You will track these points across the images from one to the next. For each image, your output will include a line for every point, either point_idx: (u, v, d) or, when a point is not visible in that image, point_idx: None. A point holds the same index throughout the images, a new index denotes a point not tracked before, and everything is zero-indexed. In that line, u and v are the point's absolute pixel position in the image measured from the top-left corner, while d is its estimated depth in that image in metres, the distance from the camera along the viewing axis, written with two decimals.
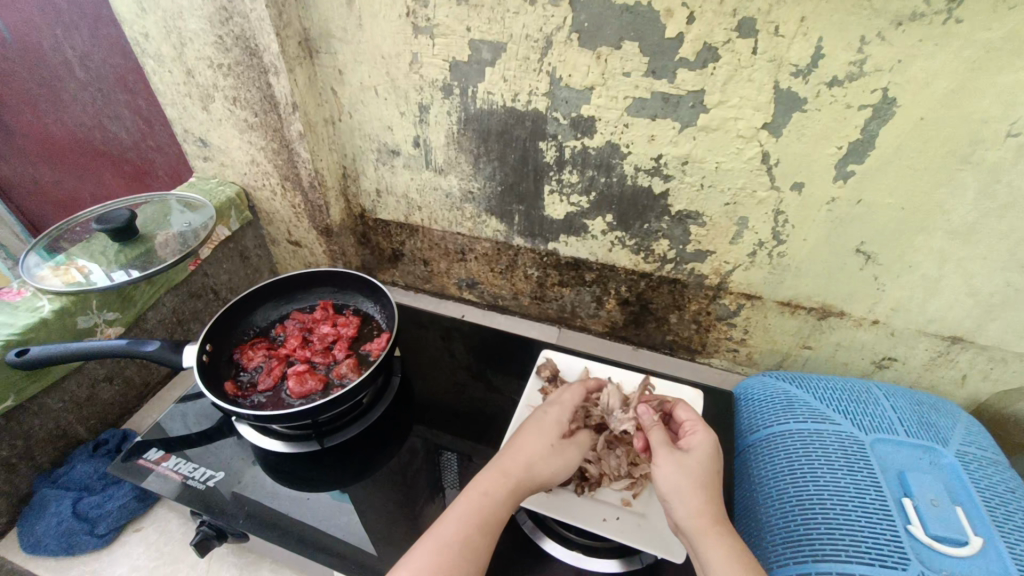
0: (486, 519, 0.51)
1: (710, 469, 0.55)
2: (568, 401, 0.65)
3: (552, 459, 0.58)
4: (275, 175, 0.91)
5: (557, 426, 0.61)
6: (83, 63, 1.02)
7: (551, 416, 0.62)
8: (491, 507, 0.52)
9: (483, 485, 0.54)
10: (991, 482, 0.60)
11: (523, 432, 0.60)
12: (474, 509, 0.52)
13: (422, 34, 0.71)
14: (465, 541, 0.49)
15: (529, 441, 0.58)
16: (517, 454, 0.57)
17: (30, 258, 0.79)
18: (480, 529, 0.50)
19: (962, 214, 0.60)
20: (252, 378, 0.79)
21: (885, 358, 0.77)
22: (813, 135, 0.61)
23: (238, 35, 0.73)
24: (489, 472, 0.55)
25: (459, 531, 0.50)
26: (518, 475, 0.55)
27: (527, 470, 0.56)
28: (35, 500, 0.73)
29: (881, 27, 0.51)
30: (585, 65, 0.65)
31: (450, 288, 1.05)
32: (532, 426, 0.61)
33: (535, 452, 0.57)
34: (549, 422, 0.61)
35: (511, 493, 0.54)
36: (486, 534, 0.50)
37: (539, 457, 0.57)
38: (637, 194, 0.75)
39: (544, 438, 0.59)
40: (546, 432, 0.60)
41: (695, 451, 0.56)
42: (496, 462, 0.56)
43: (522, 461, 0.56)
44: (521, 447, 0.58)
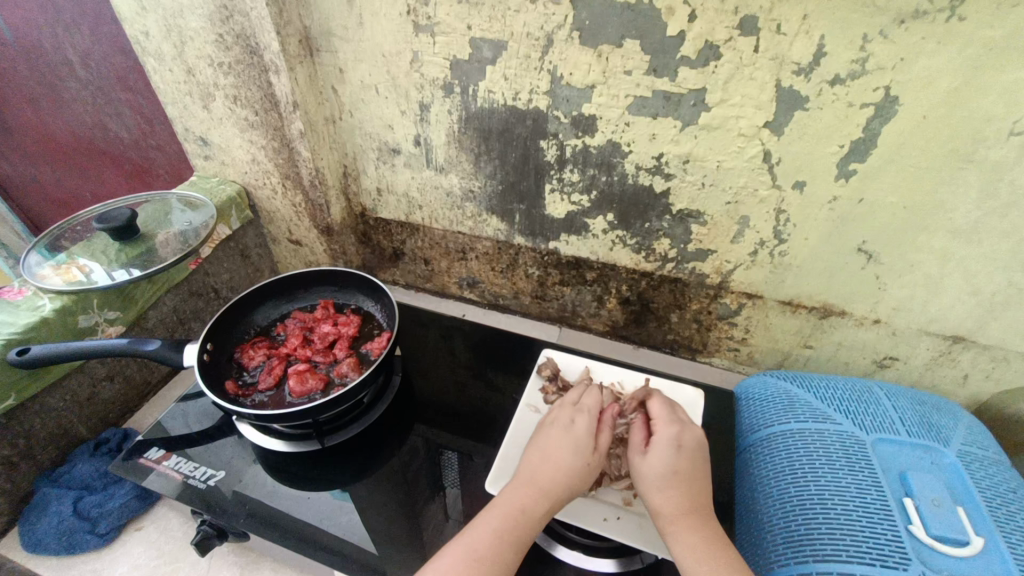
0: (520, 536, 0.51)
1: (665, 469, 0.56)
2: (592, 407, 0.63)
3: (587, 473, 0.57)
4: (275, 174, 0.91)
5: (588, 439, 0.59)
6: (84, 62, 1.02)
7: (579, 427, 0.61)
8: (526, 525, 0.52)
9: (518, 501, 0.54)
10: (993, 482, 0.60)
11: (552, 442, 0.59)
12: (508, 525, 0.52)
13: (423, 33, 0.71)
14: (497, 557, 0.49)
15: (562, 454, 0.58)
16: (552, 469, 0.56)
17: (31, 257, 0.79)
18: (511, 545, 0.51)
19: (964, 213, 0.60)
20: (253, 377, 0.79)
21: (886, 358, 0.77)
22: (815, 134, 0.61)
23: (238, 33, 0.73)
24: (524, 488, 0.55)
25: (490, 543, 0.50)
26: (553, 492, 0.55)
27: (563, 489, 0.55)
28: (36, 499, 0.73)
29: (884, 24, 0.51)
30: (586, 63, 0.65)
31: (450, 287, 1.05)
32: (564, 436, 0.60)
33: (570, 465, 0.57)
34: (580, 433, 0.60)
35: (546, 511, 0.54)
36: (518, 552, 0.51)
37: (574, 472, 0.56)
38: (638, 193, 0.75)
39: (579, 455, 0.58)
40: (583, 448, 0.58)
41: (652, 454, 0.58)
42: (531, 476, 0.56)
43: (560, 478, 0.56)
44: (552, 458, 0.57)
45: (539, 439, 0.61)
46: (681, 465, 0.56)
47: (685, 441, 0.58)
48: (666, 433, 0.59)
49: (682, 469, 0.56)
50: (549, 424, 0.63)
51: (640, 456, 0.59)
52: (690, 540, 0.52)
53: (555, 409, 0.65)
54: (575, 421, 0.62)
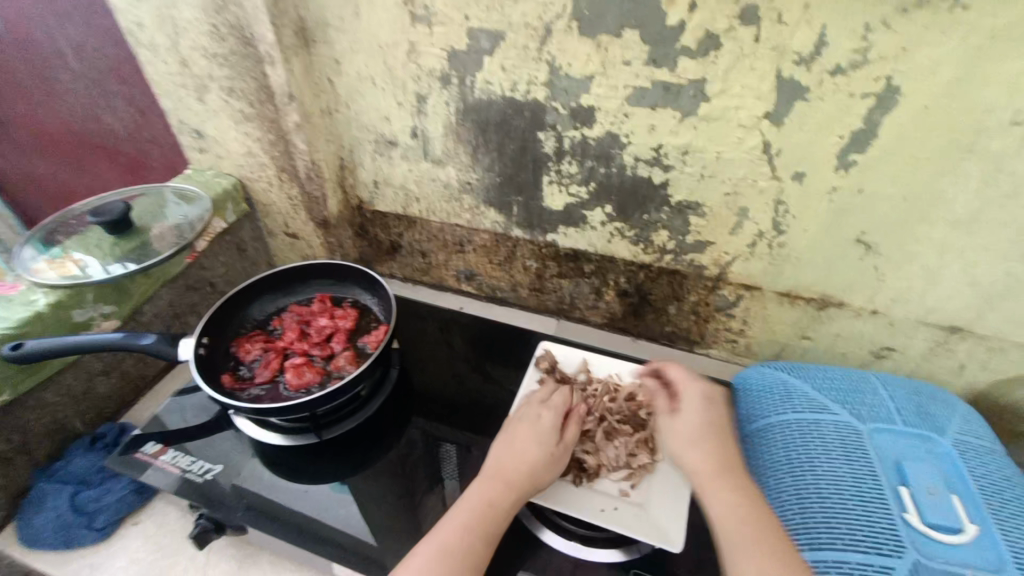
0: (488, 529, 0.54)
1: (700, 428, 0.62)
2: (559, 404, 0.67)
3: (548, 460, 0.60)
4: (271, 167, 0.90)
5: (552, 432, 0.63)
6: (75, 53, 1.00)
7: (545, 420, 0.64)
8: (493, 515, 0.55)
9: (485, 496, 0.57)
10: (988, 470, 0.61)
11: (520, 436, 0.63)
12: (476, 518, 0.55)
13: (420, 23, 0.70)
14: (467, 548, 0.52)
15: (528, 446, 0.61)
16: (518, 460, 0.60)
17: (25, 251, 0.78)
18: (481, 537, 0.54)
19: (963, 204, 0.60)
20: (250, 371, 0.79)
21: (884, 348, 0.78)
22: (814, 124, 0.60)
23: (233, 23, 0.72)
24: (491, 482, 0.58)
25: (460, 536, 0.53)
26: (519, 483, 0.58)
27: (528, 478, 0.58)
28: (33, 494, 0.73)
29: (886, 13, 0.51)
30: (585, 53, 0.65)
31: (448, 280, 1.05)
32: (530, 430, 0.63)
33: (535, 456, 0.60)
34: (545, 427, 0.64)
35: (512, 502, 0.57)
36: (487, 543, 0.54)
37: (538, 463, 0.60)
38: (637, 185, 0.75)
39: (543, 445, 0.61)
40: (547, 440, 0.62)
41: (686, 413, 0.64)
42: (498, 470, 0.59)
43: (525, 469, 0.59)
44: (517, 450, 0.61)
45: (507, 433, 0.65)
46: (712, 422, 0.63)
47: (714, 397, 0.66)
48: (696, 392, 0.66)
49: (714, 422, 0.63)
50: (518, 419, 0.66)
51: (675, 420, 0.64)
52: (732, 495, 0.55)
53: (524, 405, 0.69)
54: (539, 414, 0.65)
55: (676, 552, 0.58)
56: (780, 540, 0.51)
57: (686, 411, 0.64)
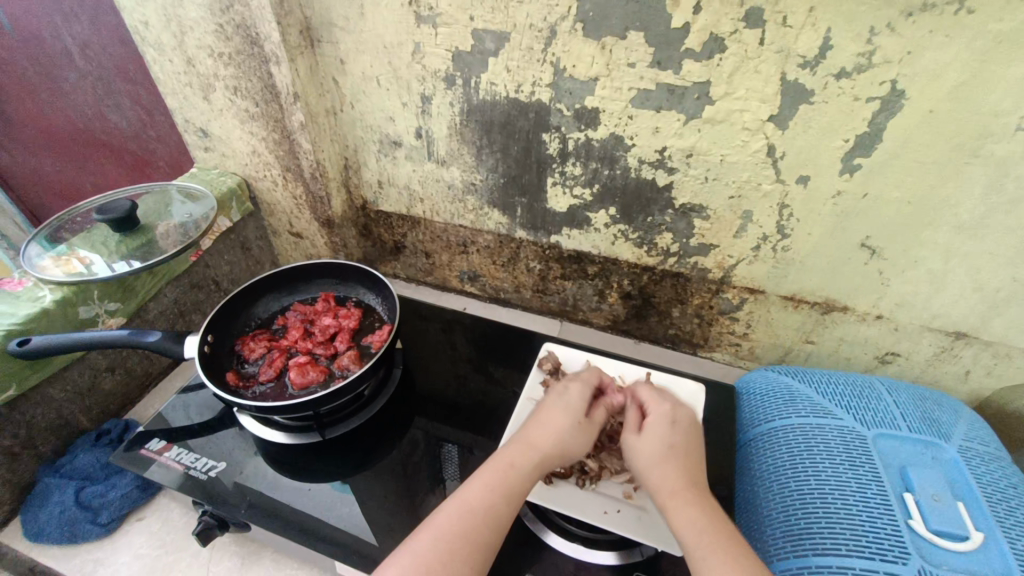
0: (512, 490, 0.53)
1: (660, 451, 0.57)
2: (588, 377, 0.67)
3: (575, 431, 0.59)
4: (276, 167, 0.91)
5: (580, 405, 0.62)
6: (83, 52, 1.01)
7: (571, 393, 0.64)
8: (517, 479, 0.54)
9: (511, 457, 0.55)
10: (994, 477, 0.60)
11: (546, 407, 0.62)
12: (501, 480, 0.53)
13: (425, 23, 0.70)
14: (490, 509, 0.51)
15: (556, 416, 0.60)
16: (546, 429, 0.59)
17: (31, 248, 0.79)
18: (503, 498, 0.52)
19: (969, 209, 0.60)
20: (254, 370, 0.79)
21: (889, 354, 0.77)
22: (820, 128, 0.60)
23: (239, 23, 0.73)
24: (517, 446, 0.57)
25: (484, 497, 0.52)
26: (546, 450, 0.57)
27: (555, 448, 0.57)
28: (38, 489, 0.73)
29: (891, 17, 0.51)
30: (590, 55, 0.65)
31: (451, 281, 1.05)
32: (558, 404, 0.62)
33: (563, 426, 0.59)
34: (573, 399, 0.63)
35: (538, 465, 0.55)
36: (510, 504, 0.52)
37: (566, 432, 0.58)
38: (641, 187, 0.75)
39: (571, 416, 0.60)
40: (575, 412, 0.61)
41: (649, 431, 0.59)
42: (525, 438, 0.58)
43: (553, 438, 0.58)
44: (545, 423, 0.59)
45: (535, 408, 0.63)
46: (677, 439, 0.58)
47: (679, 417, 0.61)
48: (661, 410, 0.61)
49: (678, 444, 0.58)
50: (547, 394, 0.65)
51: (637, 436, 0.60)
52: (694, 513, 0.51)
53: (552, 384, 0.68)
54: (565, 392, 0.64)
55: (677, 555, 0.57)
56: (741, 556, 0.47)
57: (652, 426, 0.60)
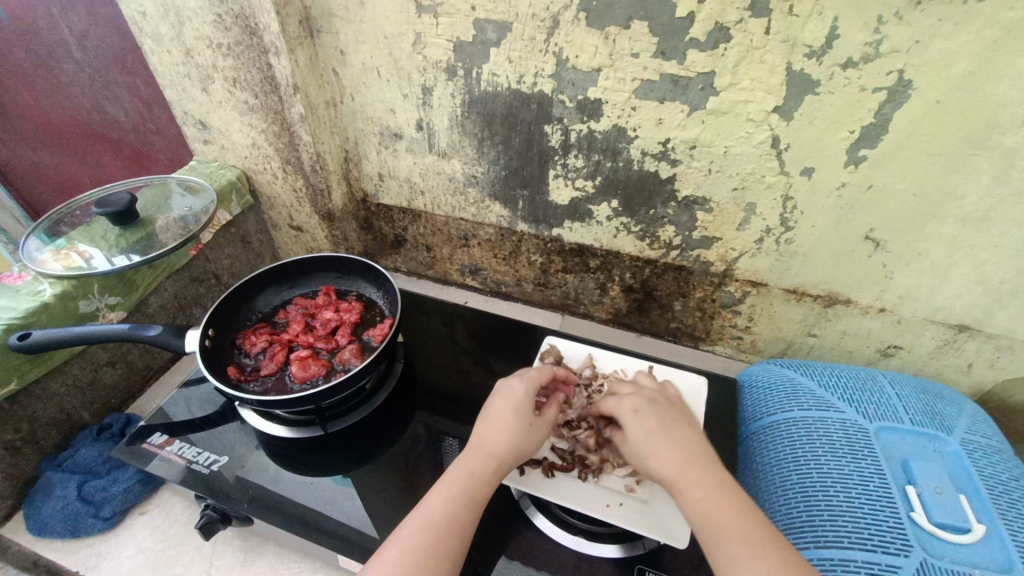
0: (473, 498, 0.53)
1: (643, 438, 0.57)
2: (534, 376, 0.65)
3: (527, 432, 0.59)
4: (276, 159, 0.90)
5: (529, 403, 0.61)
6: (80, 43, 1.00)
7: (518, 391, 0.62)
8: (477, 487, 0.54)
9: (467, 466, 0.55)
10: (996, 470, 0.60)
11: (496, 407, 0.61)
12: (461, 490, 0.53)
13: (426, 13, 0.69)
14: (451, 519, 0.51)
15: (507, 418, 0.59)
16: (497, 431, 0.58)
17: (30, 242, 0.78)
18: (465, 507, 0.52)
19: (975, 201, 0.59)
20: (256, 363, 0.79)
21: (891, 347, 0.77)
22: (825, 119, 0.60)
23: (237, 13, 0.72)
24: (474, 454, 0.57)
25: (444, 508, 0.52)
26: (503, 454, 0.57)
27: (511, 451, 0.57)
28: (40, 483, 0.73)
29: (899, 6, 0.50)
30: (593, 45, 0.64)
31: (453, 274, 1.05)
32: (506, 404, 0.61)
33: (514, 428, 0.58)
34: (520, 399, 0.61)
35: (495, 471, 0.56)
36: (472, 512, 0.52)
37: (518, 434, 0.58)
38: (644, 179, 0.74)
39: (521, 416, 0.59)
40: (524, 411, 0.60)
41: (625, 416, 0.59)
42: (479, 443, 0.57)
43: (505, 440, 0.57)
44: (497, 427, 0.59)
45: (483, 408, 0.62)
46: (650, 424, 0.58)
47: (649, 400, 0.61)
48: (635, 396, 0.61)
49: (653, 427, 0.57)
50: (494, 393, 0.64)
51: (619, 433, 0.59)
52: (704, 496, 0.51)
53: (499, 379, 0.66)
54: (509, 388, 0.63)
55: (680, 549, 0.57)
56: (759, 541, 0.47)
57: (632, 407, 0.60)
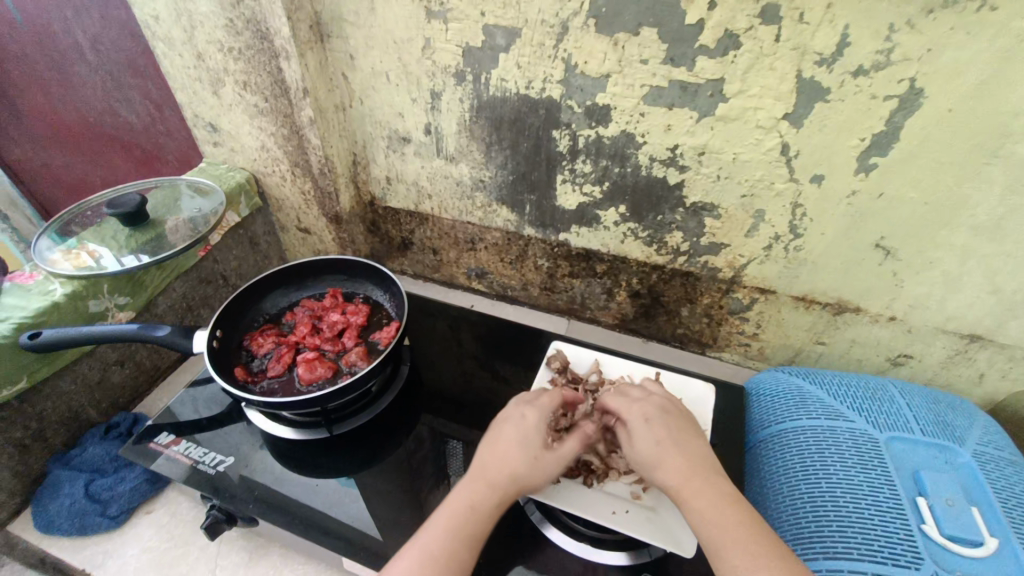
0: (473, 532, 0.52)
1: (653, 444, 0.56)
2: (546, 404, 0.63)
3: (532, 464, 0.57)
4: (285, 162, 0.91)
5: (539, 435, 0.59)
6: (93, 46, 1.01)
7: (529, 420, 0.61)
8: (476, 520, 0.53)
9: (468, 498, 0.54)
10: (1009, 483, 0.59)
11: (503, 436, 0.60)
12: (460, 522, 0.53)
13: (436, 18, 0.70)
14: (450, 553, 0.50)
15: (512, 449, 0.58)
16: (500, 462, 0.57)
17: (42, 242, 0.79)
18: (464, 542, 0.51)
19: (987, 210, 0.59)
20: (263, 364, 0.79)
21: (901, 355, 0.76)
22: (835, 126, 0.59)
23: (249, 18, 0.72)
24: (477, 484, 0.55)
25: (443, 541, 0.51)
26: (505, 486, 0.56)
27: (514, 484, 0.56)
28: (48, 481, 0.74)
29: (911, 14, 0.50)
30: (602, 51, 0.64)
31: (459, 278, 1.05)
32: (513, 433, 0.59)
33: (519, 458, 0.57)
34: (530, 429, 0.60)
35: (497, 503, 0.55)
36: (471, 546, 0.52)
37: (523, 466, 0.57)
38: (652, 185, 0.74)
39: (527, 449, 0.58)
40: (531, 443, 0.59)
41: (634, 422, 0.59)
42: (481, 472, 0.57)
43: (508, 472, 0.56)
44: (503, 458, 0.57)
45: (491, 435, 0.61)
46: (661, 433, 0.57)
47: (654, 410, 0.60)
48: (637, 409, 0.60)
49: (663, 438, 0.56)
50: (503, 420, 0.62)
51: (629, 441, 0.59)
52: (706, 502, 0.51)
53: (511, 404, 0.65)
54: (520, 416, 0.62)
55: (686, 558, 0.57)
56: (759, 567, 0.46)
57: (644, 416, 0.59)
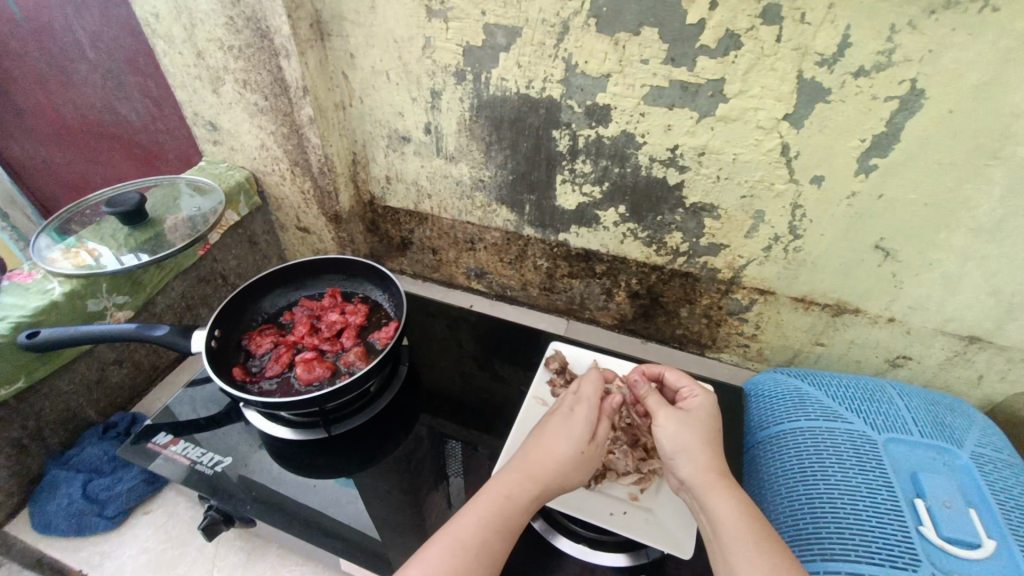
0: (507, 523, 0.50)
1: (691, 437, 0.56)
2: (593, 397, 0.63)
3: (574, 459, 0.56)
4: (284, 161, 0.90)
5: (585, 429, 0.59)
6: (93, 44, 1.01)
7: (580, 415, 0.60)
8: (512, 512, 0.51)
9: (506, 488, 0.53)
10: (1007, 484, 0.59)
11: (551, 429, 0.59)
12: (495, 514, 0.50)
13: (436, 18, 0.70)
14: (484, 545, 0.48)
15: (559, 442, 0.57)
16: (545, 455, 0.55)
17: (41, 240, 0.79)
18: (498, 533, 0.49)
19: (987, 212, 0.59)
20: (261, 364, 0.79)
21: (900, 357, 0.76)
22: (835, 127, 0.59)
23: (249, 16, 0.72)
24: (515, 475, 0.54)
25: (476, 531, 0.49)
26: (546, 480, 0.54)
27: (556, 478, 0.54)
28: (46, 481, 0.74)
29: (913, 14, 0.50)
30: (603, 51, 0.64)
31: (458, 278, 1.05)
32: (562, 428, 0.58)
33: (565, 453, 0.56)
34: (578, 424, 0.59)
35: (534, 497, 0.53)
36: (505, 539, 0.50)
37: (565, 461, 0.55)
38: (651, 185, 0.74)
39: (575, 444, 0.57)
40: (581, 437, 0.57)
41: (688, 415, 0.58)
42: (523, 463, 0.55)
43: (552, 467, 0.55)
44: (546, 452, 0.56)
45: (537, 430, 0.60)
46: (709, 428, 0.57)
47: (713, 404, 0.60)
48: (704, 398, 0.61)
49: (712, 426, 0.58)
50: (550, 414, 0.62)
51: (671, 422, 0.58)
52: (733, 501, 0.50)
53: (560, 399, 0.65)
54: (569, 411, 0.61)
55: (684, 559, 0.57)
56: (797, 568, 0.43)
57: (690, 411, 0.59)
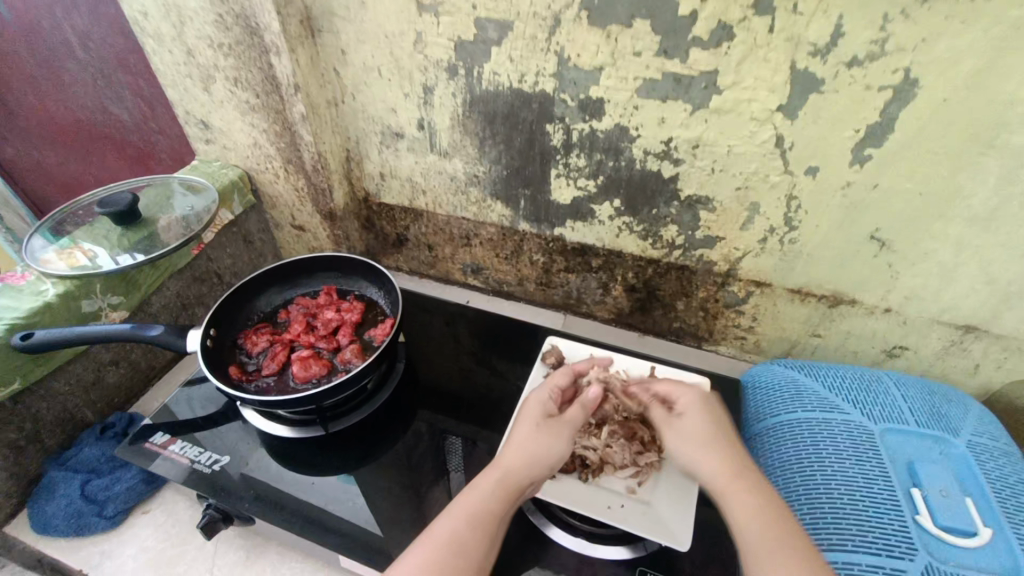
0: (480, 514, 0.50)
1: (700, 437, 0.56)
2: (554, 386, 0.67)
3: (546, 442, 0.57)
4: (277, 159, 0.90)
5: (541, 410, 0.62)
6: (83, 43, 1.00)
7: (537, 403, 0.63)
8: (484, 503, 0.51)
9: (477, 483, 0.53)
10: (1003, 473, 0.59)
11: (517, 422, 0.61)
12: (465, 507, 0.50)
13: (427, 12, 0.69)
14: (453, 536, 0.48)
15: (520, 430, 0.59)
16: (509, 447, 0.57)
17: (34, 241, 0.78)
18: (467, 522, 0.49)
19: (982, 201, 0.59)
20: (257, 363, 0.79)
21: (896, 347, 0.76)
22: (829, 118, 0.59)
23: (238, 13, 0.72)
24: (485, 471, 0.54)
25: (449, 527, 0.49)
26: (511, 466, 0.54)
27: (523, 463, 0.55)
28: (44, 482, 0.73)
29: (906, 3, 0.49)
30: (595, 43, 0.63)
31: (454, 274, 1.05)
32: (523, 418, 0.61)
33: (525, 437, 0.58)
34: (538, 409, 0.62)
35: (503, 486, 0.53)
36: (478, 530, 0.49)
37: (528, 446, 0.56)
38: (646, 178, 0.73)
39: (530, 425, 0.59)
40: (535, 418, 0.60)
41: (687, 416, 0.59)
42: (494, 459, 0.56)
43: (519, 454, 0.56)
44: (521, 447, 0.57)
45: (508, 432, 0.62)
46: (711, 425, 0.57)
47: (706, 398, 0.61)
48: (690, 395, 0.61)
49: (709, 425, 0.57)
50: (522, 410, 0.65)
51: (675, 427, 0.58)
52: (750, 502, 0.49)
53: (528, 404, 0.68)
54: (538, 399, 0.64)
55: (682, 551, 0.57)
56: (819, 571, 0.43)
57: (682, 416, 0.59)
